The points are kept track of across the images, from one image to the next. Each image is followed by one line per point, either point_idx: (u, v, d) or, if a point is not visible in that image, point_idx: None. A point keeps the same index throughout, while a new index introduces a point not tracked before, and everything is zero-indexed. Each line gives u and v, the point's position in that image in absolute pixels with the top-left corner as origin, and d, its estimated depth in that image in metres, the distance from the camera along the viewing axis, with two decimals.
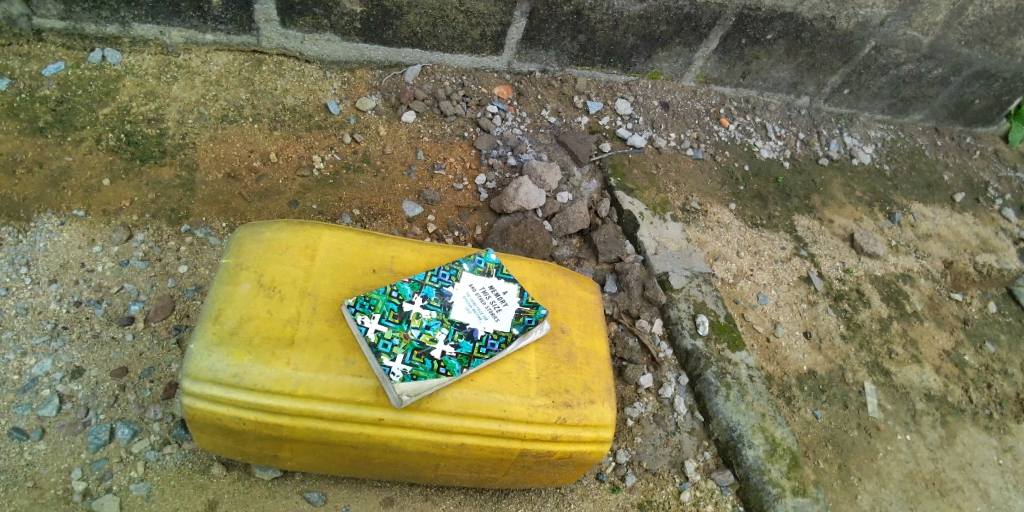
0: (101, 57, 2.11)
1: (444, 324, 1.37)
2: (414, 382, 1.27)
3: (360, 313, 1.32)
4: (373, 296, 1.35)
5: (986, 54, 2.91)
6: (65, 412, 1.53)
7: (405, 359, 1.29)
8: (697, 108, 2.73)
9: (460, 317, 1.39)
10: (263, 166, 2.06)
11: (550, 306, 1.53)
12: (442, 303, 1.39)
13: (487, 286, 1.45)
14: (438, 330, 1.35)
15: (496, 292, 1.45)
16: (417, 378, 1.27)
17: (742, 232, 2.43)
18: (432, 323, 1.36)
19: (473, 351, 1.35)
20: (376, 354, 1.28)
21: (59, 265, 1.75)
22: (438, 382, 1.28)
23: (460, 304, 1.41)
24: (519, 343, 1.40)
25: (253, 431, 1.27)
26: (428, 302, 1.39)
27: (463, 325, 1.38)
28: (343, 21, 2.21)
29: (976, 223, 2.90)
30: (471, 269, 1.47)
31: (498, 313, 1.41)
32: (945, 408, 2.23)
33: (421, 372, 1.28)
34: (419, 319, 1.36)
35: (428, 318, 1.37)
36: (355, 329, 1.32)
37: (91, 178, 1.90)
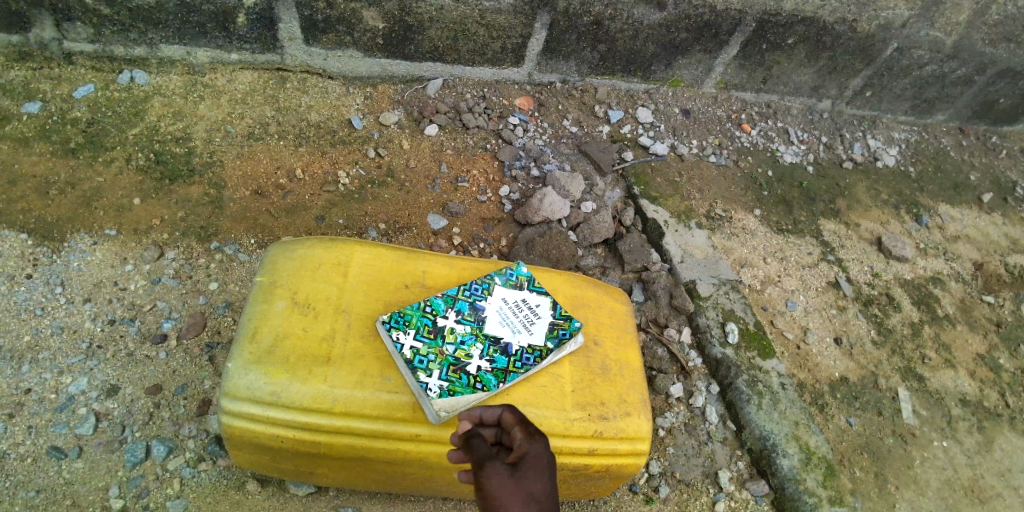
0: (130, 79, 2.15)
1: (478, 339, 1.37)
2: (451, 398, 1.27)
3: (395, 329, 1.32)
4: (407, 311, 1.35)
5: (1011, 53, 2.86)
6: (102, 430, 1.54)
7: (442, 375, 1.29)
8: (718, 114, 2.71)
9: (493, 331, 1.39)
10: (290, 182, 2.07)
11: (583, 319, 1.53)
12: (476, 317, 1.39)
13: (520, 300, 1.44)
14: (472, 345, 1.35)
15: (529, 305, 1.44)
16: (454, 394, 1.27)
17: (768, 238, 2.41)
18: (466, 338, 1.36)
19: (509, 365, 1.34)
20: (412, 371, 1.28)
21: (93, 284, 1.77)
22: (475, 397, 1.28)
23: (494, 318, 1.40)
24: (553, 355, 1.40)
25: (290, 449, 1.27)
26: (462, 316, 1.39)
27: (498, 339, 1.38)
28: (366, 38, 2.23)
29: (1005, 223, 2.86)
30: (503, 282, 1.46)
31: (532, 327, 1.41)
32: (981, 413, 2.19)
33: (457, 388, 1.28)
34: (454, 334, 1.36)
35: (463, 333, 1.37)
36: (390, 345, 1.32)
37: (122, 197, 1.92)
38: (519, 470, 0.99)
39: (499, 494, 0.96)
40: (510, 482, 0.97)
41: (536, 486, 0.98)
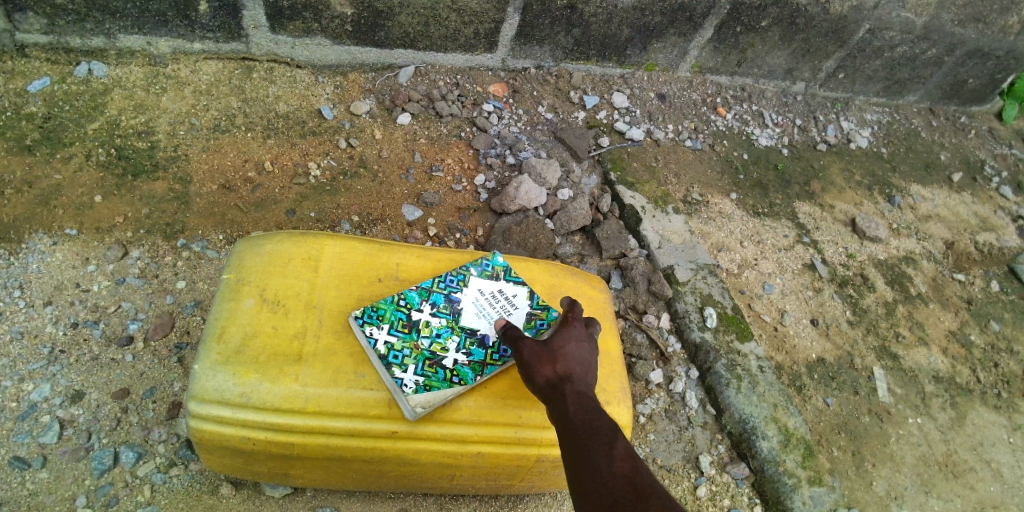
0: (87, 71, 2.06)
1: (454, 331, 1.34)
2: (427, 393, 1.25)
3: (368, 325, 1.29)
4: (380, 306, 1.32)
5: (979, 33, 2.89)
6: (67, 438, 1.49)
7: (417, 369, 1.27)
8: (694, 99, 2.70)
9: (470, 323, 1.36)
10: (258, 176, 2.02)
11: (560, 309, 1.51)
12: (451, 310, 1.37)
13: (496, 291, 1.42)
14: (449, 338, 1.33)
15: (505, 296, 1.42)
16: (431, 389, 1.25)
17: (745, 222, 2.41)
18: (442, 331, 1.34)
19: (486, 357, 1.32)
20: (387, 367, 1.26)
21: (54, 286, 1.70)
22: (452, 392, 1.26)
23: (470, 310, 1.38)
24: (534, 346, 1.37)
25: (263, 451, 1.24)
26: (437, 309, 1.36)
27: (474, 331, 1.35)
28: (334, 25, 2.17)
29: (975, 202, 2.90)
30: (479, 273, 1.44)
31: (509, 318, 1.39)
32: (953, 389, 2.23)
33: (434, 383, 1.26)
34: (429, 327, 1.33)
35: (438, 326, 1.34)
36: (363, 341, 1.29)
37: (82, 195, 1.85)
38: (547, 343, 1.25)
39: (529, 359, 1.22)
40: (537, 349, 1.23)
41: (564, 352, 1.23)
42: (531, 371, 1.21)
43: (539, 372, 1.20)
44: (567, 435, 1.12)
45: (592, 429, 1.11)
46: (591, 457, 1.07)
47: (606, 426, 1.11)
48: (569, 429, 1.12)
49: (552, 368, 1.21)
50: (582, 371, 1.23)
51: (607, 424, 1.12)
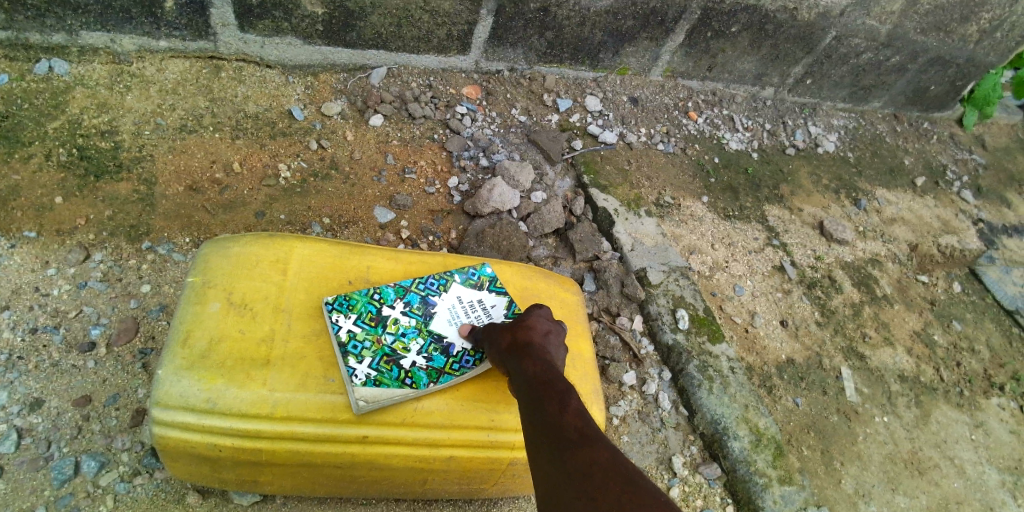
0: (47, 68, 2.00)
1: (420, 333, 1.35)
2: (375, 388, 1.24)
3: (336, 312, 1.31)
4: (354, 296, 1.34)
5: (940, 42, 2.97)
6: (26, 447, 1.45)
7: (373, 363, 1.27)
8: (666, 103, 2.73)
9: (438, 328, 1.37)
10: (227, 177, 1.98)
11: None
12: (424, 312, 1.38)
13: (475, 300, 1.42)
14: (412, 339, 1.34)
15: (482, 306, 1.42)
16: (380, 385, 1.25)
17: (716, 225, 2.44)
18: (408, 332, 1.35)
19: (446, 365, 1.32)
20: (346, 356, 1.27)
21: (11, 291, 1.65)
22: (401, 392, 1.25)
23: (443, 315, 1.39)
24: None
25: (230, 458, 1.21)
26: (409, 309, 1.38)
27: (440, 337, 1.36)
28: (305, 24, 2.14)
29: (937, 205, 2.98)
30: (461, 280, 1.45)
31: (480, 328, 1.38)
32: (918, 388, 2.28)
33: (385, 380, 1.26)
34: (397, 325, 1.35)
35: (406, 326, 1.36)
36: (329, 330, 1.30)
37: (42, 196, 1.80)
38: (514, 320, 1.30)
39: (493, 338, 1.28)
40: (500, 327, 1.29)
41: (528, 322, 1.28)
42: (495, 347, 1.26)
43: (501, 340, 1.26)
44: (521, 395, 1.13)
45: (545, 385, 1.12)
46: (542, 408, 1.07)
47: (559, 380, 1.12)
48: (524, 384, 1.14)
49: (512, 340, 1.25)
50: (544, 339, 1.26)
51: (561, 381, 1.12)
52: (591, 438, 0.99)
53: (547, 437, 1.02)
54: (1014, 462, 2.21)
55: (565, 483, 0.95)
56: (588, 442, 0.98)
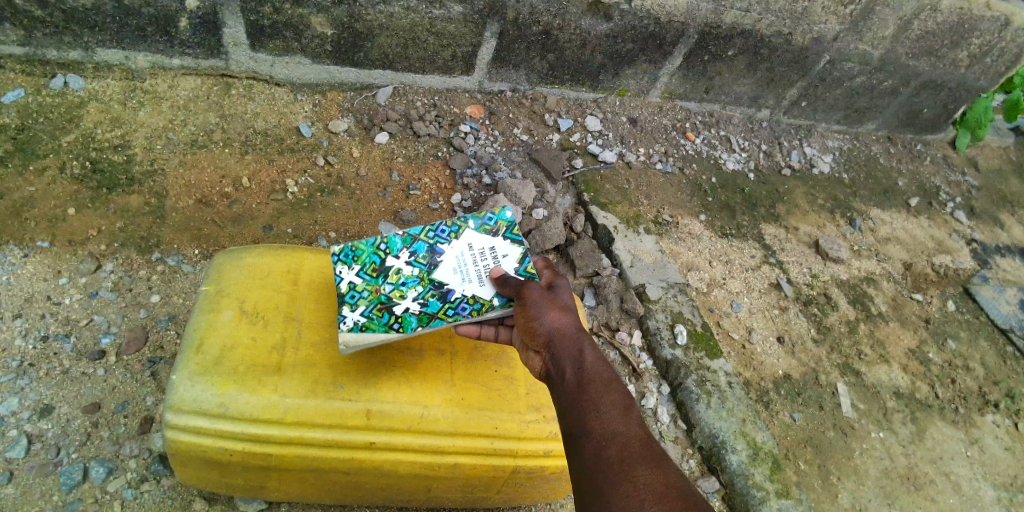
0: (63, 84, 2.06)
1: (421, 282, 1.35)
2: (360, 333, 1.27)
3: (340, 262, 1.36)
4: (359, 247, 1.38)
5: (931, 66, 3.05)
6: (35, 453, 1.48)
7: (364, 310, 1.30)
8: (664, 123, 2.79)
9: (441, 276, 1.36)
10: (236, 191, 2.02)
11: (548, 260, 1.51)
12: (428, 260, 1.38)
13: (486, 248, 1.41)
14: (411, 288, 1.34)
15: (493, 254, 1.40)
16: (366, 330, 1.27)
17: (713, 243, 2.49)
18: (409, 280, 1.36)
19: (440, 310, 1.32)
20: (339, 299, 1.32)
21: (24, 299, 1.69)
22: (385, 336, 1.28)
23: (449, 263, 1.38)
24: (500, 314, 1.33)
25: (240, 462, 1.25)
26: (414, 258, 1.39)
27: (442, 284, 1.35)
28: (314, 44, 2.21)
29: (931, 226, 3.03)
30: (476, 226, 1.44)
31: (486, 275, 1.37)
32: (914, 405, 2.31)
33: (373, 325, 1.28)
34: (398, 274, 1.36)
35: (407, 275, 1.36)
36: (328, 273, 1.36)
37: (55, 207, 1.84)
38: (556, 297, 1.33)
39: (537, 302, 1.28)
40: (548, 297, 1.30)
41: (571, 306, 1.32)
42: (538, 313, 1.27)
43: (553, 315, 1.27)
44: (580, 379, 1.18)
45: (598, 382, 1.18)
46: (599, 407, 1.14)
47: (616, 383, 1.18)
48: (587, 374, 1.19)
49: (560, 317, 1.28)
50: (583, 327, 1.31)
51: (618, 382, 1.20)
52: (655, 457, 1.06)
53: (604, 438, 1.09)
54: (1009, 479, 2.24)
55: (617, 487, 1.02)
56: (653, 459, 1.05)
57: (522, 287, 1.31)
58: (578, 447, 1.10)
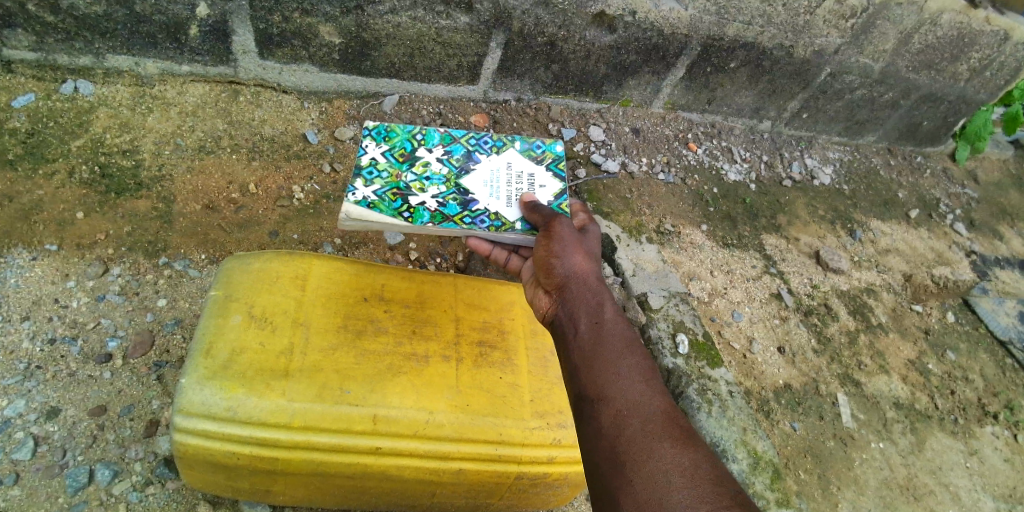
0: (73, 89, 2.08)
1: (444, 184, 1.67)
2: (368, 208, 1.57)
3: (372, 142, 1.72)
4: (398, 139, 1.75)
5: (932, 79, 3.07)
6: (41, 455, 1.49)
7: (381, 191, 1.62)
8: (666, 134, 2.81)
9: (468, 184, 1.68)
10: (242, 197, 2.04)
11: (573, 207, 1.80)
12: (460, 166, 1.72)
13: (523, 173, 1.74)
14: (432, 185, 1.66)
15: (527, 179, 1.73)
16: (374, 208, 1.58)
17: (715, 252, 2.51)
18: (433, 177, 1.68)
19: (456, 216, 1.61)
20: (370, 175, 1.65)
21: (32, 302, 1.70)
22: (394, 220, 1.57)
23: (480, 175, 1.71)
24: (517, 236, 1.60)
25: (247, 465, 1.26)
26: (445, 160, 1.73)
27: (467, 192, 1.66)
28: (322, 52, 2.23)
29: (931, 237, 3.05)
30: (520, 150, 1.79)
31: (513, 200, 1.67)
32: (913, 415, 2.32)
33: (382, 206, 1.59)
34: (424, 168, 1.70)
35: (433, 172, 1.70)
36: (373, 149, 1.71)
37: (64, 211, 1.86)
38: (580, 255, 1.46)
39: (562, 258, 1.44)
40: (572, 253, 1.45)
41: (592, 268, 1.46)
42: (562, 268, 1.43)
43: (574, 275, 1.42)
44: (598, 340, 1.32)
45: (617, 335, 1.32)
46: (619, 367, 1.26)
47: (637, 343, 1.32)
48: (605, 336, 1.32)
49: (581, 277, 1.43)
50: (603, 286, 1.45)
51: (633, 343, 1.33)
52: (680, 433, 1.15)
53: (625, 407, 1.19)
54: (1008, 490, 2.25)
55: (638, 459, 1.11)
56: (681, 437, 1.13)
57: (553, 232, 1.49)
58: (596, 406, 1.21)
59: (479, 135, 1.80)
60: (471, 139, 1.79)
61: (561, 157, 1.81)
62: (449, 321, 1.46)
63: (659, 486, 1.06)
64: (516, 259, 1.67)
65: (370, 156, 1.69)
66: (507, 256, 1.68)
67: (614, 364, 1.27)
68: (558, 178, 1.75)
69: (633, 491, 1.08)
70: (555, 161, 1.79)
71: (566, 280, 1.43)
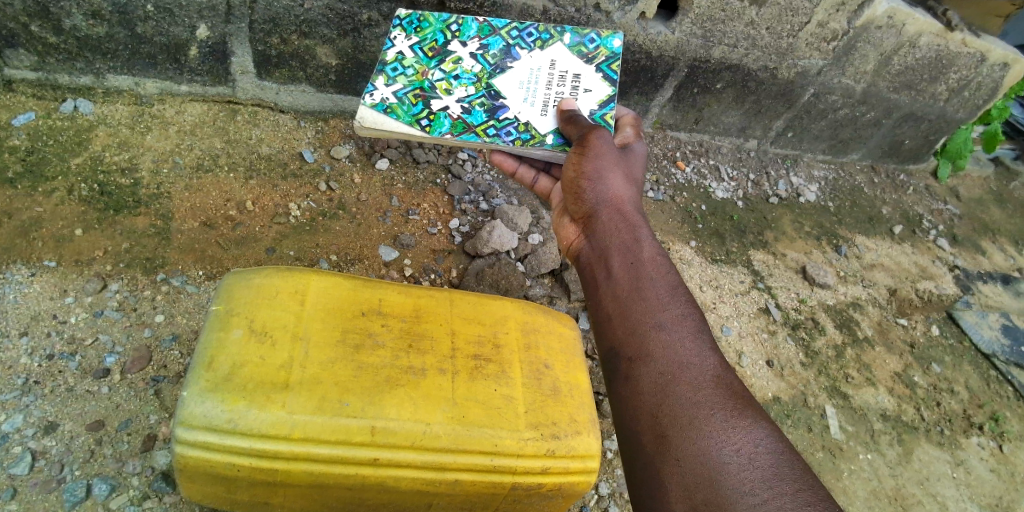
0: (73, 108, 2.11)
1: (473, 84, 1.70)
2: (385, 114, 1.64)
3: (404, 35, 1.78)
4: (430, 30, 1.79)
5: (912, 99, 3.16)
6: (39, 470, 1.51)
7: (403, 93, 1.67)
8: (656, 152, 2.87)
9: (500, 85, 1.71)
10: (240, 214, 2.07)
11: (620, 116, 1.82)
12: (497, 64, 1.74)
13: (564, 73, 1.75)
14: (459, 86, 1.70)
15: (567, 78, 1.74)
16: (392, 114, 1.64)
17: (704, 268, 2.56)
18: (461, 76, 1.72)
19: (479, 125, 1.64)
20: (396, 72, 1.70)
21: (30, 317, 1.72)
22: (410, 128, 1.62)
23: (515, 74, 1.73)
24: (545, 151, 1.64)
25: (247, 477, 1.29)
26: (477, 58, 1.75)
27: (497, 94, 1.69)
28: (319, 73, 2.29)
29: (915, 252, 3.12)
30: (567, 47, 1.79)
31: (550, 106, 1.69)
32: (900, 427, 2.36)
33: (401, 110, 1.65)
34: (453, 67, 1.73)
35: (462, 70, 1.73)
36: (403, 42, 1.76)
37: (63, 228, 1.88)
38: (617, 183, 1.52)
39: (601, 185, 1.51)
40: (612, 177, 1.52)
41: (631, 194, 1.54)
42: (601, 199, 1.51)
43: (613, 208, 1.50)
44: (640, 286, 1.36)
45: (658, 284, 1.35)
46: (662, 321, 1.29)
47: (680, 291, 1.35)
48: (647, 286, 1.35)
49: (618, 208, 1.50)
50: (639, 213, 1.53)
51: (672, 288, 1.35)
52: (736, 407, 1.16)
53: (672, 371, 1.22)
54: (994, 500, 2.30)
55: (687, 435, 1.13)
56: (734, 411, 1.15)
57: (592, 141, 1.52)
58: (642, 368, 1.24)
59: (523, 26, 1.81)
60: (512, 31, 1.80)
61: (615, 55, 1.79)
62: (445, 334, 1.49)
63: (709, 465, 1.09)
64: (545, 179, 1.79)
65: (399, 51, 1.75)
66: (537, 174, 1.80)
67: (658, 319, 1.30)
68: (607, 80, 1.75)
69: (680, 466, 1.11)
70: (607, 60, 1.78)
71: (603, 210, 1.50)
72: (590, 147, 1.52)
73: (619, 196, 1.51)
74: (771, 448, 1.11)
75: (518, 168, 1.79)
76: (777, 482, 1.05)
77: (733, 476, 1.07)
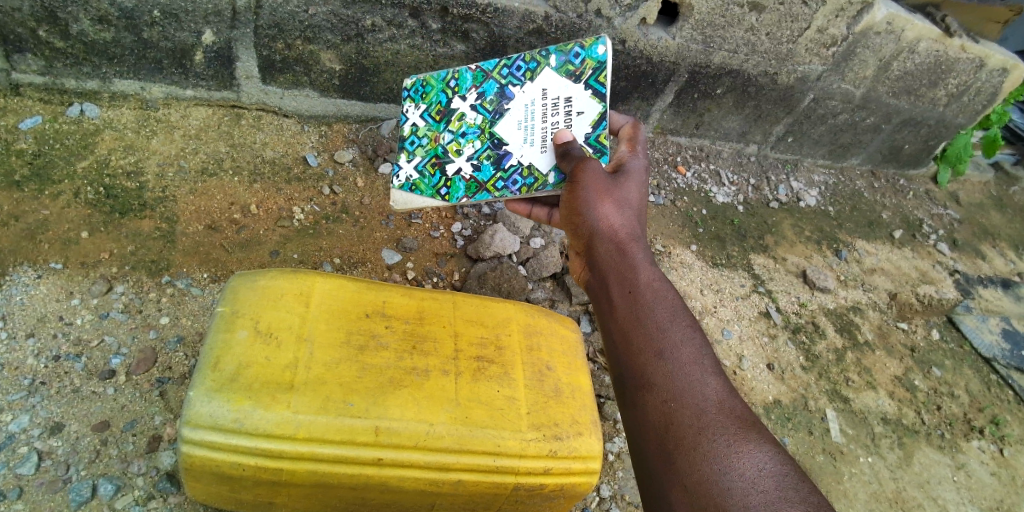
0: (79, 112, 2.14)
1: (478, 138, 1.78)
2: (410, 192, 1.83)
3: (413, 103, 1.86)
4: (433, 90, 1.84)
5: (911, 104, 3.18)
6: (45, 470, 1.52)
7: (421, 165, 1.82)
8: (656, 157, 2.88)
9: (501, 133, 1.77)
10: (244, 217, 2.09)
11: (621, 124, 1.82)
12: (494, 110, 1.78)
13: (556, 99, 1.75)
14: (466, 145, 1.79)
15: (560, 105, 1.75)
16: (416, 190, 1.83)
17: (704, 272, 2.57)
18: (466, 132, 1.80)
19: (489, 181, 1.77)
20: (413, 146, 1.84)
21: (37, 319, 1.74)
22: (433, 199, 1.81)
23: (512, 117, 1.77)
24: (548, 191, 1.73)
25: (251, 477, 1.30)
26: (477, 107, 1.79)
27: (500, 143, 1.76)
28: (323, 78, 2.31)
29: (915, 257, 3.14)
30: (555, 68, 1.75)
31: (549, 141, 1.74)
32: (901, 430, 2.37)
33: (423, 184, 1.82)
34: (458, 124, 1.81)
35: (466, 126, 1.80)
36: (414, 113, 1.86)
37: (69, 230, 1.90)
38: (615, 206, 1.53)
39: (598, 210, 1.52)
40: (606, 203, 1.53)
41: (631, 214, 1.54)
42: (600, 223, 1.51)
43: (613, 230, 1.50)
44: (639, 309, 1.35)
45: (658, 307, 1.34)
46: (663, 346, 1.28)
47: (682, 313, 1.34)
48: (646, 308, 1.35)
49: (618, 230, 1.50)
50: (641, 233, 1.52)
51: (672, 311, 1.34)
52: (740, 430, 1.16)
53: (674, 395, 1.22)
54: (995, 503, 2.31)
55: (691, 459, 1.14)
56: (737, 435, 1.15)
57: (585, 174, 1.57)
58: (645, 394, 1.25)
59: (511, 60, 1.78)
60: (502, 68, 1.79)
61: (602, 63, 1.73)
62: (448, 336, 1.50)
63: (715, 489, 1.10)
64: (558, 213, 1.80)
65: (412, 123, 1.86)
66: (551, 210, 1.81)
67: (659, 344, 1.29)
68: (598, 96, 1.72)
69: (686, 489, 1.12)
70: (595, 73, 1.73)
71: (601, 234, 1.50)
72: (578, 181, 1.58)
73: (616, 219, 1.51)
74: (775, 470, 1.10)
75: (532, 210, 1.81)
76: (783, 506, 1.05)
77: (738, 500, 1.07)
